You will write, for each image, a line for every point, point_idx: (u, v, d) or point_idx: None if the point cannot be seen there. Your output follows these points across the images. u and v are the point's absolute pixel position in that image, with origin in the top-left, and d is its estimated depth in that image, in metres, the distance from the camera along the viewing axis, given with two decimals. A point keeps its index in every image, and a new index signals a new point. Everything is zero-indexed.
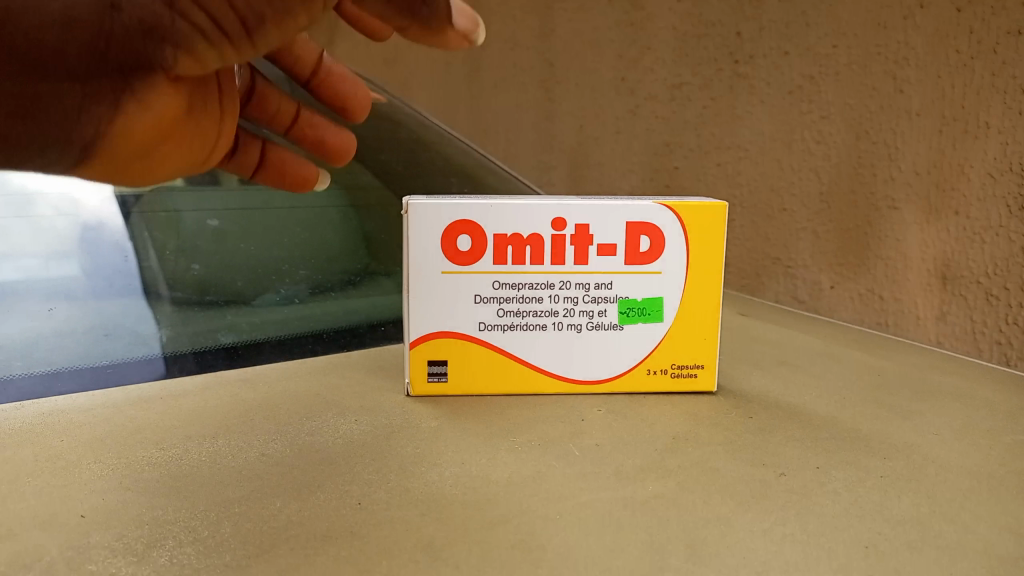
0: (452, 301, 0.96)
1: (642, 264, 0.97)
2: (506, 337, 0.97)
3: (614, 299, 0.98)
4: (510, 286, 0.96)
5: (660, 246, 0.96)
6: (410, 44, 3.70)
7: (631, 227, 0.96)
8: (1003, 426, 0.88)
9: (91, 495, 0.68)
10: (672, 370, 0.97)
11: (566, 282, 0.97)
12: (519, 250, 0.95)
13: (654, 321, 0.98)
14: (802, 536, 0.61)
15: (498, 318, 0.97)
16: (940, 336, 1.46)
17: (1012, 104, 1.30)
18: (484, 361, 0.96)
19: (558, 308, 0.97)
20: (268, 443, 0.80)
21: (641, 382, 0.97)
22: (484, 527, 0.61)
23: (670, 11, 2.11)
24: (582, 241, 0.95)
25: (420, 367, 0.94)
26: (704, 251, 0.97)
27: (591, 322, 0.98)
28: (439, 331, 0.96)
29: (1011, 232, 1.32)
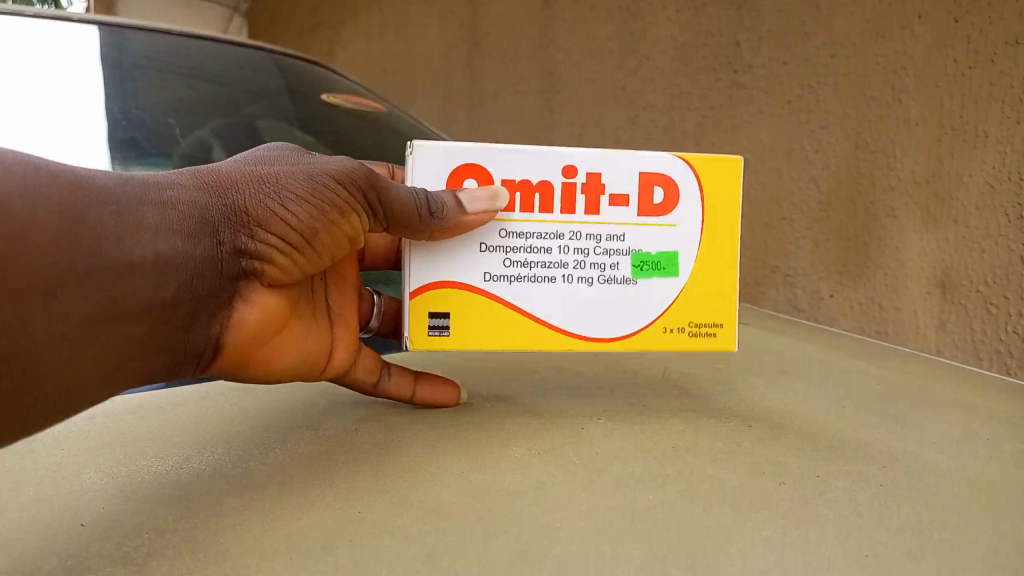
0: (455, 250, 0.90)
1: (656, 216, 0.91)
2: (512, 291, 0.91)
3: (628, 251, 0.92)
4: (518, 234, 0.90)
5: (673, 198, 0.92)
6: (410, 54, 3.72)
7: (644, 177, 0.91)
8: (1004, 435, 0.88)
9: (91, 504, 0.68)
10: (689, 329, 0.93)
11: (576, 233, 0.91)
12: (527, 197, 0.90)
13: (669, 275, 0.93)
14: (802, 546, 0.61)
15: (504, 269, 0.91)
16: (940, 345, 1.43)
17: (1010, 114, 1.29)
18: (488, 316, 0.91)
19: (568, 260, 0.91)
20: (269, 452, 0.80)
21: (656, 341, 0.93)
22: (483, 537, 0.61)
23: (670, 21, 2.12)
24: (593, 190, 0.90)
25: (419, 321, 0.90)
26: (718, 209, 0.93)
27: (602, 276, 0.92)
28: (440, 282, 0.90)
29: (1010, 241, 1.31)
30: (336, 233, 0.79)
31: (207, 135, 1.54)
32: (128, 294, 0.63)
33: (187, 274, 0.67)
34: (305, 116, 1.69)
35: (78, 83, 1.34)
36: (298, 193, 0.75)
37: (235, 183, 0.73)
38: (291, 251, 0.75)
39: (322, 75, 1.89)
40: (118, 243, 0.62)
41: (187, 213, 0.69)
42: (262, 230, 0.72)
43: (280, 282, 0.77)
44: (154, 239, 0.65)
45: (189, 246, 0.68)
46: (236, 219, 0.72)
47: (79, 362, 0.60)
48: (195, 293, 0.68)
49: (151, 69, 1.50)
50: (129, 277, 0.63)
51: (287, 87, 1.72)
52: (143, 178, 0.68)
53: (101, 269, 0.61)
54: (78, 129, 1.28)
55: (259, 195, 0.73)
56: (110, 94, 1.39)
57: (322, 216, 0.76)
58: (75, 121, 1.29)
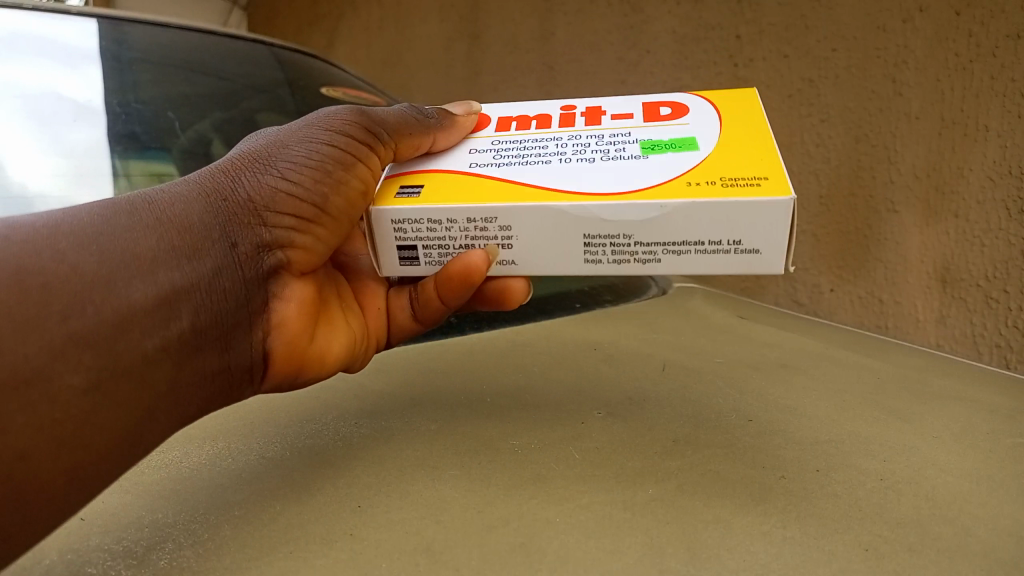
0: (442, 155, 0.86)
1: (666, 119, 0.85)
2: (497, 170, 0.80)
3: (635, 140, 0.81)
4: (511, 143, 0.85)
5: (682, 108, 0.87)
6: (410, 47, 3.70)
7: (647, 105, 0.89)
8: (1003, 428, 0.88)
9: (90, 498, 0.68)
10: (725, 181, 0.72)
11: (574, 135, 0.84)
12: (525, 124, 0.89)
13: (689, 148, 0.78)
14: (801, 539, 0.61)
15: (490, 161, 0.83)
16: (940, 339, 1.45)
17: (1011, 108, 1.30)
18: (465, 184, 0.79)
19: (564, 151, 0.81)
20: (268, 446, 0.80)
21: (677, 190, 0.72)
22: (483, 530, 0.61)
23: (670, 14, 2.11)
24: (593, 114, 0.89)
25: (386, 189, 0.82)
26: (740, 108, 0.85)
27: (605, 154, 0.79)
28: (424, 168, 0.84)
29: (1011, 235, 1.32)
30: (347, 191, 0.79)
31: (207, 128, 1.53)
32: (144, 334, 0.64)
33: (201, 293, 0.69)
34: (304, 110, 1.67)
35: (74, 81, 1.33)
36: (294, 165, 0.77)
37: (234, 183, 0.75)
38: (305, 228, 0.78)
39: (322, 69, 1.85)
40: (125, 288, 0.63)
41: (189, 233, 0.70)
42: (269, 218, 0.75)
43: (306, 264, 0.82)
44: (158, 272, 0.66)
45: (196, 265, 0.69)
46: (243, 216, 0.74)
47: (124, 406, 0.62)
48: (215, 310, 0.71)
49: (149, 63, 1.47)
50: (145, 314, 0.64)
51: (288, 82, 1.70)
52: (139, 207, 0.70)
53: (114, 317, 0.62)
54: (73, 127, 1.27)
55: (258, 185, 0.76)
56: (110, 86, 1.38)
57: (327, 179, 0.77)
58: (71, 119, 1.29)
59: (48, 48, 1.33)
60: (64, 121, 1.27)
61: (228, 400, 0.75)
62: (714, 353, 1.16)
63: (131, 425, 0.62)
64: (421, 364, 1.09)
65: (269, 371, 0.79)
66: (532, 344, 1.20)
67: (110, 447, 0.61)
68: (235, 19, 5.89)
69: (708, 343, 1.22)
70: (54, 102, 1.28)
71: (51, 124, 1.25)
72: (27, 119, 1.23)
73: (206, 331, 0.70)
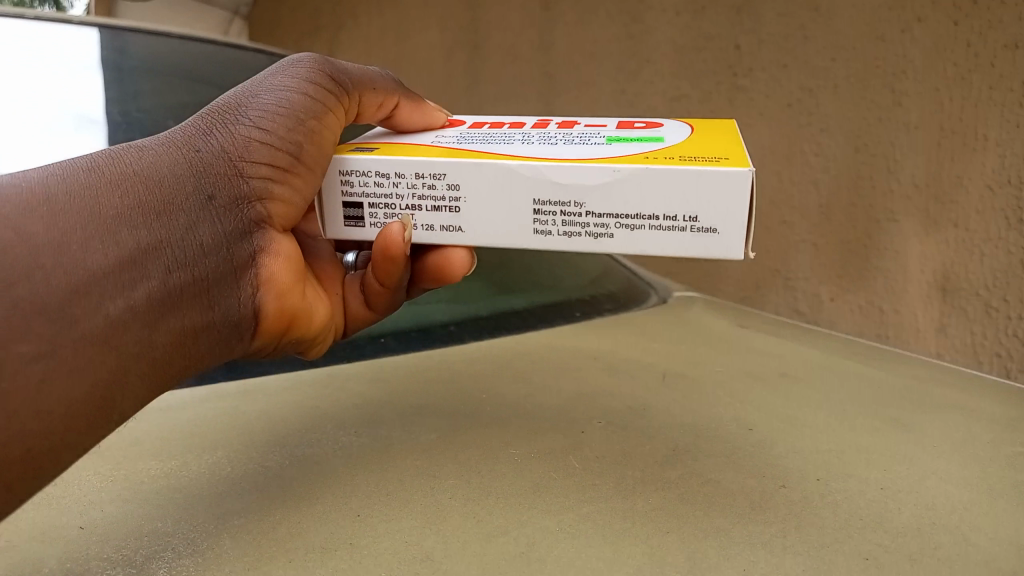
0: (406, 135, 0.84)
1: (635, 128, 0.84)
2: (455, 144, 0.78)
3: (602, 135, 0.79)
4: (477, 136, 0.83)
5: (658, 125, 0.85)
6: (410, 57, 3.71)
7: (624, 122, 0.87)
8: (1003, 437, 0.88)
9: (89, 507, 0.68)
10: (683, 158, 0.70)
11: (544, 134, 0.82)
12: (496, 126, 0.88)
13: (653, 142, 0.77)
14: (802, 548, 0.61)
15: (449, 142, 0.80)
16: (940, 348, 1.47)
17: (1010, 117, 1.31)
18: (421, 147, 0.77)
19: (529, 138, 0.80)
20: (267, 455, 0.80)
21: (632, 159, 0.70)
22: (483, 539, 0.61)
23: (670, 25, 2.12)
24: (569, 125, 0.87)
25: (344, 145, 0.80)
26: (714, 128, 0.83)
27: (568, 139, 0.78)
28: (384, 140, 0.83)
29: (1010, 245, 1.33)
30: (321, 139, 0.74)
31: None
32: (105, 295, 0.59)
33: (173, 249, 0.64)
34: None
35: (77, 92, 1.32)
36: (265, 112, 0.72)
37: (202, 136, 0.69)
38: (286, 176, 0.71)
39: None
40: (83, 248, 0.59)
41: (158, 188, 0.65)
42: (245, 166, 0.69)
43: (289, 218, 0.75)
44: (121, 231, 0.61)
45: (165, 223, 0.64)
46: (216, 166, 0.68)
47: (90, 373, 0.57)
48: (191, 267, 0.65)
49: (149, 73, 1.47)
50: (107, 276, 0.59)
51: None
52: (99, 166, 0.64)
53: (72, 278, 0.57)
54: (75, 135, 1.25)
55: (231, 136, 0.70)
56: (111, 96, 1.36)
57: (302, 125, 0.72)
58: (72, 128, 1.26)
59: (49, 58, 1.33)
60: (62, 130, 1.24)
61: (213, 360, 0.68)
62: (714, 362, 1.16)
63: (100, 391, 0.58)
64: (421, 372, 1.09)
65: (257, 331, 0.72)
66: (532, 353, 1.20)
67: (80, 415, 0.57)
68: (237, 28, 5.90)
69: (708, 352, 1.22)
70: (57, 113, 1.26)
71: (50, 134, 1.23)
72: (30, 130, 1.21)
73: (182, 290, 0.64)
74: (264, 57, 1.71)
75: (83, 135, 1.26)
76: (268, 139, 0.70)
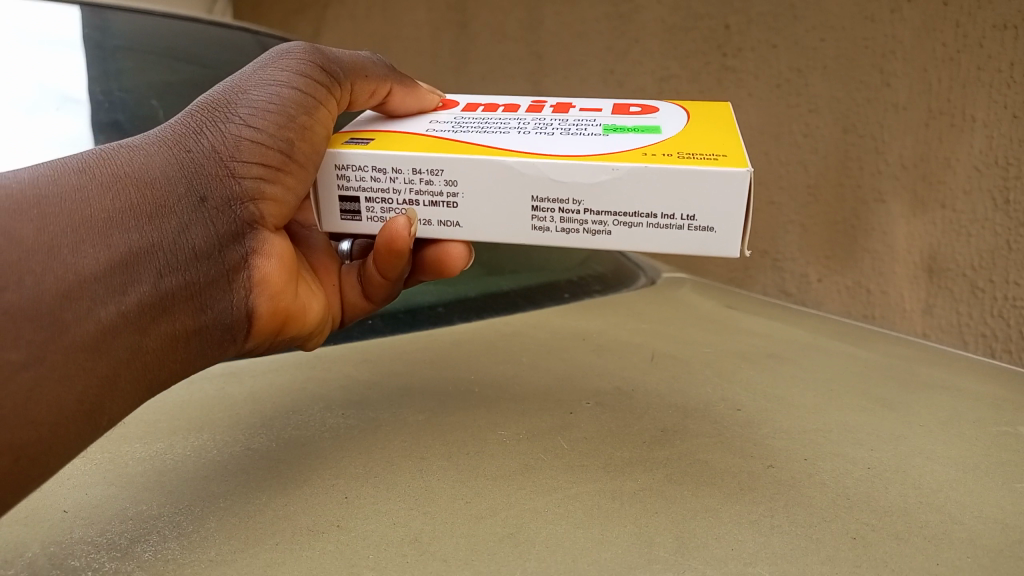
0: (402, 122, 0.84)
1: (631, 112, 0.83)
2: (453, 134, 0.79)
3: (598, 124, 0.80)
4: (469, 121, 0.83)
5: (652, 108, 0.85)
6: (398, 37, 3.67)
7: (618, 104, 0.87)
8: (989, 417, 0.88)
9: (73, 490, 0.67)
10: (681, 155, 0.71)
11: (540, 118, 0.82)
12: (490, 109, 0.87)
13: (650, 132, 0.77)
14: (790, 528, 0.61)
15: (448, 131, 0.80)
16: (926, 329, 1.47)
17: (997, 99, 1.31)
18: (420, 141, 0.77)
19: (525, 126, 0.80)
20: (254, 438, 0.79)
21: (631, 157, 0.71)
22: (472, 521, 0.61)
23: (659, 4, 2.10)
24: (561, 105, 0.86)
25: (342, 138, 0.80)
26: (709, 112, 0.83)
27: (565, 129, 0.78)
28: (378, 128, 0.83)
29: (996, 226, 1.33)
30: (312, 137, 0.74)
31: None
32: (96, 301, 0.59)
33: (164, 253, 0.64)
34: None
35: (57, 70, 1.29)
36: (256, 109, 0.71)
37: (195, 134, 0.69)
38: (276, 175, 0.71)
39: None
40: (74, 253, 0.59)
41: (150, 190, 0.65)
42: (236, 166, 0.69)
43: (281, 216, 0.75)
44: (112, 234, 0.62)
45: (157, 225, 0.64)
46: (207, 166, 0.68)
47: (81, 377, 0.58)
48: (182, 271, 0.65)
49: (131, 51, 1.44)
50: (97, 280, 0.60)
51: None
52: (90, 167, 0.64)
53: (62, 284, 0.58)
54: (56, 115, 1.23)
55: (223, 133, 0.70)
56: (93, 75, 1.34)
57: (293, 123, 0.72)
58: (54, 107, 1.24)
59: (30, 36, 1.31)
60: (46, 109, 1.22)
61: (203, 363, 0.69)
62: (703, 343, 1.16)
63: (91, 397, 0.59)
64: (409, 355, 1.09)
65: (251, 331, 0.72)
66: (521, 334, 1.20)
67: (71, 419, 0.57)
68: None
69: (697, 332, 1.22)
70: (38, 91, 1.24)
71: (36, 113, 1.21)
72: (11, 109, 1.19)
73: (174, 295, 0.64)
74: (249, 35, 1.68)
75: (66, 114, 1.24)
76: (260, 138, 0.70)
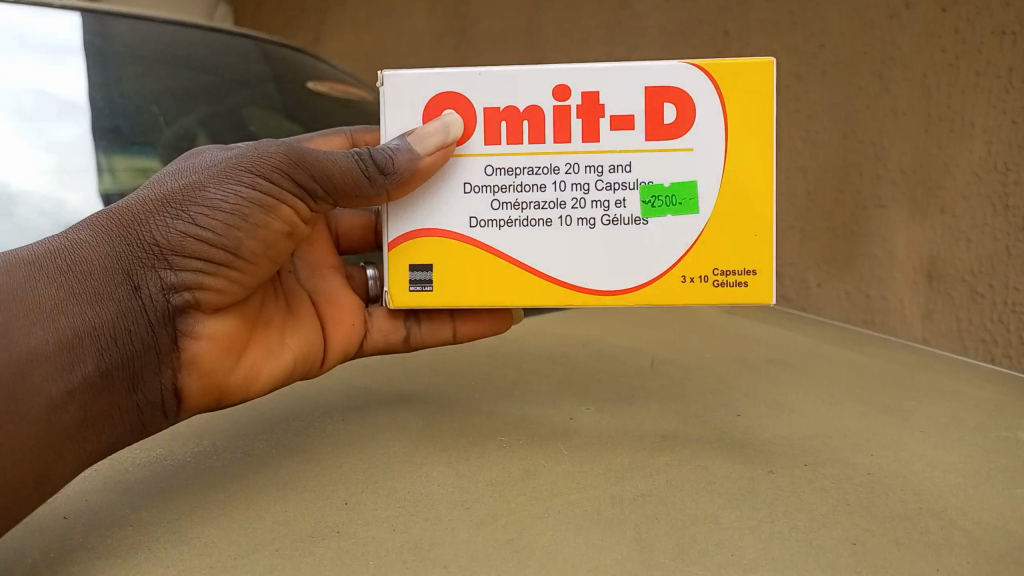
0: (434, 189, 0.80)
1: (668, 139, 0.78)
2: (503, 235, 0.80)
3: (636, 185, 0.78)
4: (505, 171, 0.79)
5: (689, 116, 0.78)
6: (399, 43, 3.68)
7: (650, 93, 0.78)
8: (990, 422, 0.88)
9: (74, 498, 0.68)
10: (715, 278, 0.79)
11: (574, 165, 0.78)
12: (515, 126, 0.79)
13: (689, 214, 0.79)
14: (790, 534, 0.61)
15: (493, 212, 0.80)
16: (926, 334, 1.45)
17: (997, 104, 1.29)
18: (476, 262, 0.81)
19: (566, 198, 0.79)
20: (253, 445, 0.79)
21: (672, 289, 0.79)
22: (472, 527, 0.61)
23: (659, 10, 2.11)
24: (592, 113, 0.78)
25: (400, 274, 0.82)
26: (749, 117, 0.78)
27: (607, 217, 0.79)
28: (418, 229, 0.81)
29: (996, 231, 1.31)
30: (263, 234, 0.74)
31: (193, 123, 1.46)
32: (45, 379, 0.63)
33: (106, 338, 0.67)
34: (291, 105, 1.64)
35: (56, 75, 1.27)
36: (209, 204, 0.71)
37: (142, 222, 0.70)
38: (219, 269, 0.72)
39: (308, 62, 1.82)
40: (23, 335, 0.63)
41: (93, 278, 0.67)
42: (179, 261, 0.70)
43: (226, 303, 0.76)
44: (59, 318, 0.65)
45: (100, 310, 0.67)
46: (151, 258, 0.69)
47: (30, 452, 0.61)
48: (123, 354, 0.68)
49: (136, 58, 1.41)
50: (45, 362, 0.63)
51: (274, 75, 1.66)
52: (41, 255, 0.67)
53: (13, 366, 0.61)
54: (55, 122, 1.23)
55: (168, 225, 0.70)
56: (94, 81, 1.31)
57: (243, 223, 0.72)
58: (55, 114, 1.24)
59: (28, 41, 1.26)
60: (47, 117, 1.22)
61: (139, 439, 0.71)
62: (703, 348, 1.16)
63: (39, 467, 0.62)
64: (410, 361, 1.09)
65: (186, 409, 0.75)
66: (522, 339, 1.20)
67: (16, 491, 0.60)
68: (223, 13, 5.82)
69: (697, 338, 1.22)
70: (37, 98, 1.23)
71: (35, 121, 1.21)
72: (9, 118, 1.19)
73: (112, 375, 0.67)
74: (251, 41, 1.68)
75: (67, 122, 1.24)
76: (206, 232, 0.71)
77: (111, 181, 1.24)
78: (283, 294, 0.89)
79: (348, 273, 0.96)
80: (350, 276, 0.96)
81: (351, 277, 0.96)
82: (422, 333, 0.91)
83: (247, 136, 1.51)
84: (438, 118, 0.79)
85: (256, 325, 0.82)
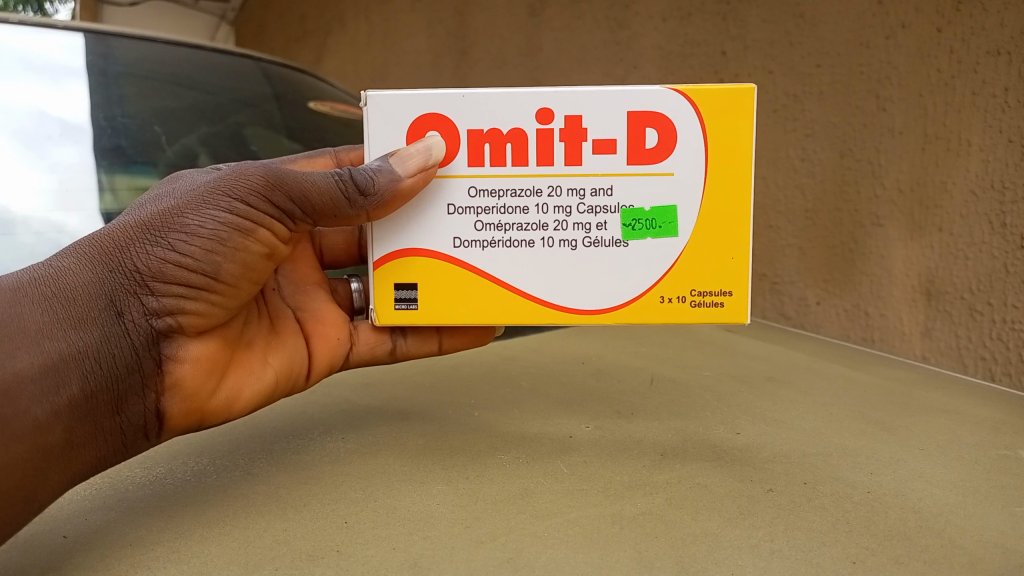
0: (420, 212, 0.80)
1: (649, 163, 0.79)
2: (486, 256, 0.80)
3: (617, 208, 0.79)
4: (488, 193, 0.79)
5: (671, 141, 0.79)
6: (399, 63, 3.70)
7: (633, 118, 0.78)
8: (989, 440, 0.88)
9: (74, 515, 0.69)
10: (692, 298, 0.80)
11: (556, 188, 0.79)
12: (499, 150, 0.79)
13: (667, 236, 0.80)
14: (790, 552, 0.61)
15: (476, 233, 0.80)
16: (925, 352, 1.45)
17: (992, 122, 1.30)
18: (458, 283, 0.81)
19: (547, 220, 0.80)
20: (253, 464, 0.79)
21: (650, 308, 0.81)
22: (472, 545, 0.61)
23: (657, 30, 2.13)
24: (574, 137, 0.79)
25: (385, 294, 0.82)
26: (729, 141, 0.79)
27: (588, 238, 0.80)
28: (403, 249, 0.81)
29: (994, 248, 1.32)
30: (244, 257, 0.74)
31: (194, 142, 1.46)
32: (31, 400, 0.62)
33: (91, 362, 0.66)
34: (291, 125, 1.66)
35: (59, 97, 1.27)
36: (186, 232, 0.71)
37: (123, 247, 0.69)
38: (199, 293, 0.72)
39: (309, 82, 1.84)
40: (8, 359, 0.62)
41: (76, 303, 0.67)
42: (159, 286, 0.70)
43: (207, 325, 0.76)
44: (41, 342, 0.64)
45: (82, 334, 0.66)
46: (132, 284, 0.69)
47: (16, 468, 0.61)
48: (107, 377, 0.67)
49: (137, 77, 1.42)
50: (32, 387, 0.62)
51: (276, 96, 1.68)
52: (24, 281, 0.66)
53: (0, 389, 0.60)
54: (57, 143, 1.22)
55: (149, 250, 0.70)
56: (98, 101, 1.32)
57: (222, 247, 0.72)
58: (57, 133, 1.24)
59: (31, 64, 1.26)
60: (49, 138, 1.22)
61: (121, 460, 0.71)
62: (702, 366, 1.16)
63: (25, 485, 0.62)
64: (408, 380, 1.09)
65: (167, 430, 0.74)
66: (520, 357, 1.20)
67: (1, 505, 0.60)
68: (224, 35, 5.86)
69: (696, 356, 1.22)
70: (38, 119, 1.22)
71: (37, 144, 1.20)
72: (11, 140, 1.17)
73: (96, 399, 0.66)
74: (253, 62, 1.71)
75: (69, 142, 1.24)
76: (184, 262, 0.70)
77: (112, 200, 1.24)
78: (266, 313, 0.88)
79: (332, 288, 0.94)
80: (334, 290, 0.94)
81: (336, 292, 0.94)
82: (409, 347, 0.91)
83: (248, 154, 1.53)
84: (421, 140, 0.79)
85: (237, 345, 0.81)
